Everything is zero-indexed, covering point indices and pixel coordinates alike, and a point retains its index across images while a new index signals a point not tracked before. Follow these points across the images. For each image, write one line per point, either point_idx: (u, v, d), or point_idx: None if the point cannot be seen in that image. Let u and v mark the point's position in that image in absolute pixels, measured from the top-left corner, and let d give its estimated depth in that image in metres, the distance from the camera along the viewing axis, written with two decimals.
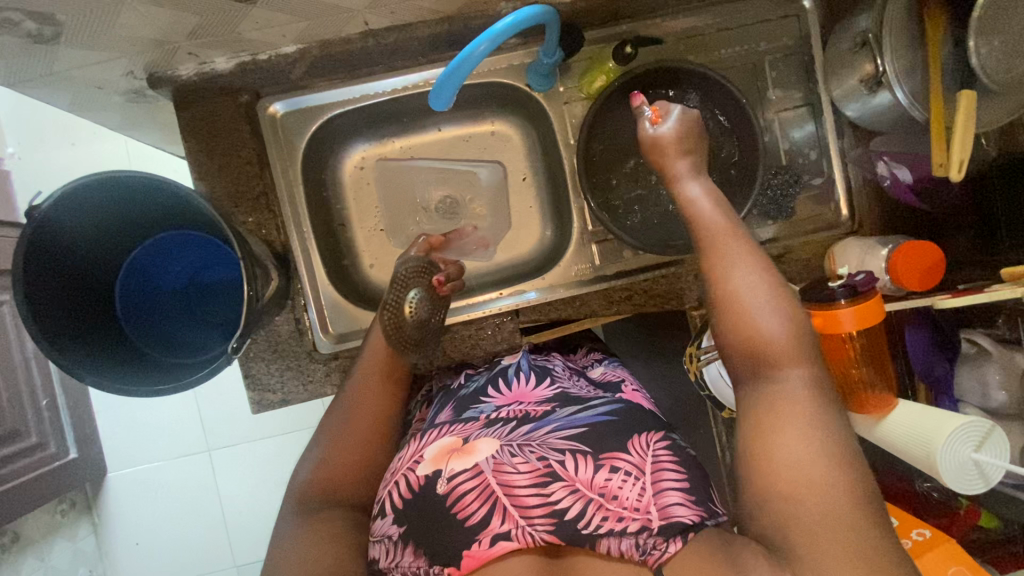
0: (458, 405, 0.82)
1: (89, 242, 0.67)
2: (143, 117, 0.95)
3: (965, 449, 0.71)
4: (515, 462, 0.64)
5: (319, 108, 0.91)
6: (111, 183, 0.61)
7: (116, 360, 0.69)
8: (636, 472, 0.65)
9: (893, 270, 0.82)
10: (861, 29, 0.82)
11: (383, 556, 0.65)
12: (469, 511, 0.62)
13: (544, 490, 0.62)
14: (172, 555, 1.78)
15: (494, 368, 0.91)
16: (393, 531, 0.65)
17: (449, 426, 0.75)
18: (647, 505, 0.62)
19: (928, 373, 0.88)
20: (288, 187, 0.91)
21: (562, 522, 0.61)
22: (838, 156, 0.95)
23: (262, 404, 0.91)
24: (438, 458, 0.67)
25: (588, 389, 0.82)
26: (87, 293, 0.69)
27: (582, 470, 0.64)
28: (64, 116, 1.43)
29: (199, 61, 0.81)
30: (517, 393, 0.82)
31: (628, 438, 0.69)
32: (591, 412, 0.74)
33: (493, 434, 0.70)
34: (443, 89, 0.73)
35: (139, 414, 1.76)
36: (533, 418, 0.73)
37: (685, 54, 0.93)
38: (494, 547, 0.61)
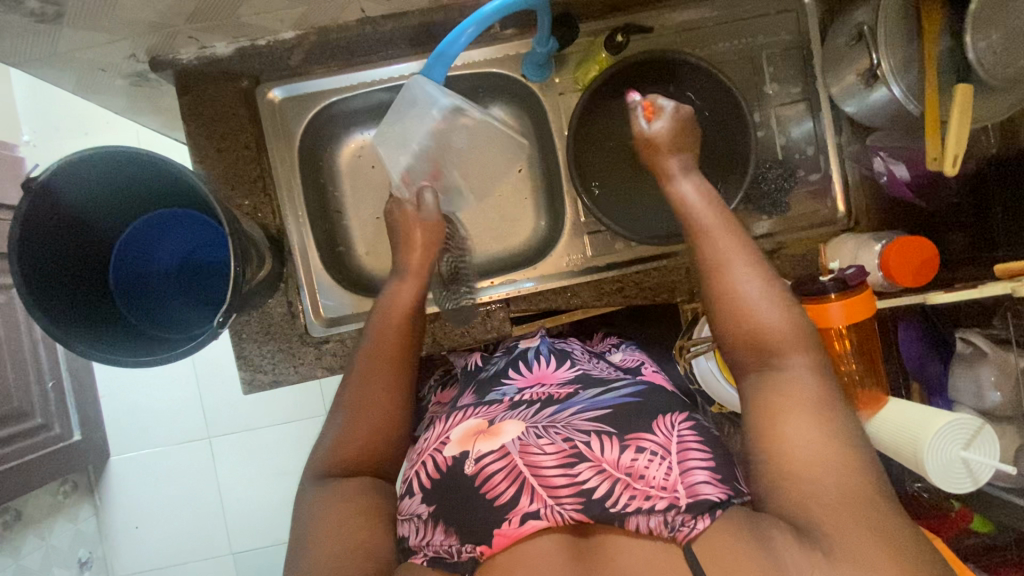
0: (480, 389, 0.85)
1: (86, 214, 0.68)
2: (146, 102, 0.98)
3: (952, 447, 0.70)
4: (541, 443, 0.66)
5: (317, 94, 0.93)
6: (103, 160, 0.62)
7: (116, 337, 0.71)
8: (662, 451, 0.66)
9: (885, 265, 0.81)
10: (857, 23, 0.82)
11: (414, 534, 0.68)
12: (498, 491, 0.64)
13: (571, 470, 0.63)
14: (170, 539, 1.81)
15: (514, 350, 0.93)
16: (423, 510, 0.68)
17: (474, 409, 0.78)
18: (674, 483, 0.62)
19: (919, 371, 0.88)
20: (284, 172, 0.92)
21: (590, 502, 0.62)
22: (835, 152, 0.94)
23: (253, 385, 0.92)
24: (465, 440, 0.71)
25: (610, 371, 0.84)
26: (81, 262, 0.71)
27: (609, 451, 0.65)
28: (78, 106, 1.47)
29: (200, 45, 0.83)
30: (538, 374, 0.84)
31: (652, 420, 0.71)
32: (614, 394, 0.76)
33: (519, 417, 0.73)
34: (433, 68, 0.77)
35: (141, 399, 1.79)
36: (557, 400, 0.76)
37: (682, 46, 0.93)
38: (525, 526, 0.62)
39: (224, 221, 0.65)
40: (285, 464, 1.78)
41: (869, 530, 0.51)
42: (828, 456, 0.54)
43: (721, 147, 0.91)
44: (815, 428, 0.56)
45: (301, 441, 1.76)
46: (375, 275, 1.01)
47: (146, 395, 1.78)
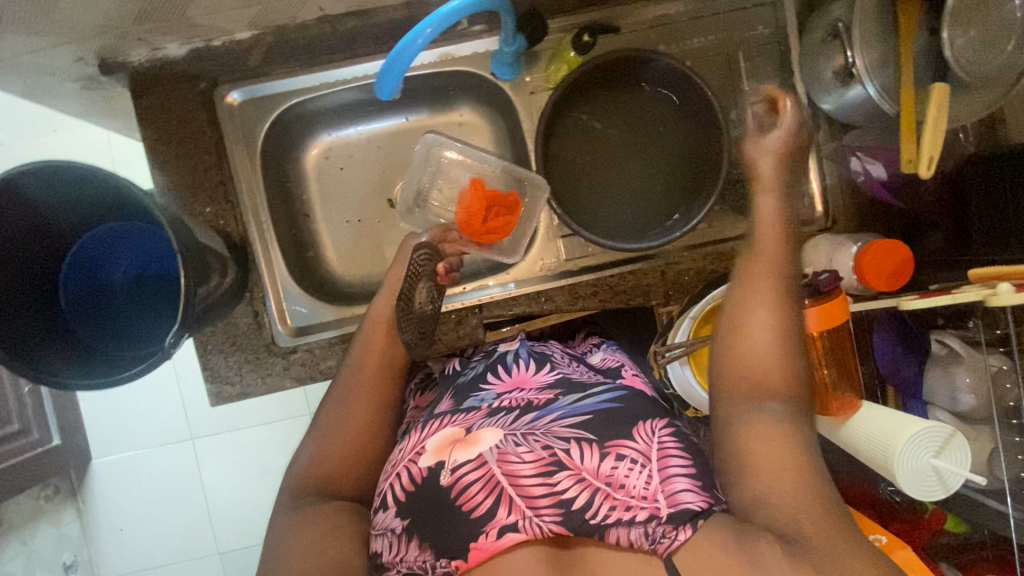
0: (457, 394, 0.81)
1: (32, 227, 0.66)
2: (101, 104, 0.94)
3: (921, 455, 0.70)
4: (520, 451, 0.63)
5: (277, 96, 0.90)
6: (48, 172, 0.60)
7: (57, 350, 0.67)
8: (642, 459, 0.64)
9: (859, 268, 0.80)
10: (833, 18, 0.80)
11: (387, 549, 0.64)
12: (475, 502, 0.61)
13: (550, 479, 0.61)
14: (157, 540, 1.80)
15: (494, 354, 0.89)
16: (397, 525, 0.64)
17: (451, 417, 0.74)
18: (654, 492, 0.60)
19: (894, 373, 0.87)
20: (247, 178, 0.89)
21: (569, 513, 0.60)
22: (813, 150, 0.92)
23: (220, 396, 0.91)
24: (441, 450, 0.67)
25: (589, 375, 0.81)
26: (28, 276, 0.68)
27: (588, 459, 0.63)
28: (20, 103, 1.35)
29: (151, 46, 0.80)
30: (517, 379, 0.81)
31: (633, 426, 0.68)
32: (594, 400, 0.72)
33: (497, 423, 0.69)
34: (387, 78, 0.72)
35: (120, 402, 1.76)
36: (537, 407, 0.72)
37: (656, 43, 0.90)
38: (502, 539, 0.60)
39: (175, 243, 0.63)
40: (270, 464, 1.77)
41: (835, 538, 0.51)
42: (802, 462, 0.55)
43: (693, 148, 0.90)
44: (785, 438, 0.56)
45: (285, 441, 1.75)
46: (345, 281, 0.98)
47: (125, 398, 1.76)
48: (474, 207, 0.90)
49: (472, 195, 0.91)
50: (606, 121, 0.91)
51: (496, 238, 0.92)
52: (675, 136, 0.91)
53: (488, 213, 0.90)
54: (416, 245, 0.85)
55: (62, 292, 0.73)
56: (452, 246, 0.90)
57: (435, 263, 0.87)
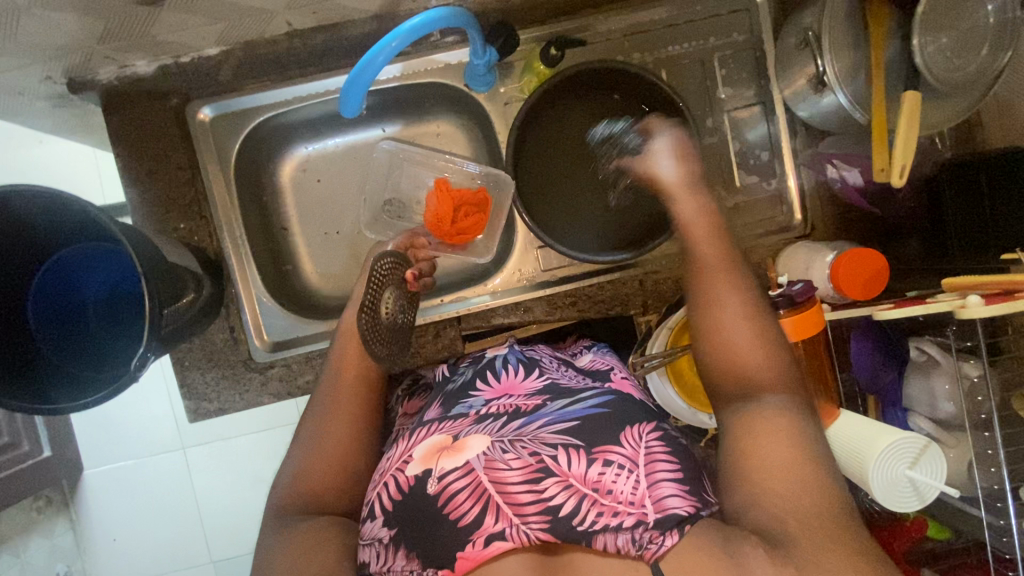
0: (445, 401, 0.79)
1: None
2: (75, 121, 0.94)
3: (897, 467, 0.69)
4: (507, 458, 0.60)
5: (248, 111, 0.88)
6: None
7: (23, 376, 0.67)
8: (630, 464, 0.60)
9: (834, 275, 0.79)
10: (805, 26, 0.79)
11: (374, 559, 0.61)
12: (462, 511, 0.58)
13: (537, 486, 0.58)
14: (150, 550, 1.80)
15: (481, 360, 0.87)
16: (384, 535, 0.61)
17: (439, 424, 0.71)
18: (642, 497, 0.57)
19: (873, 383, 0.85)
20: (220, 193, 0.89)
21: (557, 519, 0.56)
22: (790, 157, 0.92)
23: (198, 413, 0.91)
24: (427, 457, 0.64)
25: (578, 379, 0.78)
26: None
27: (575, 465, 0.60)
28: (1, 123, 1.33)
29: (120, 64, 0.79)
30: (506, 385, 0.78)
31: (620, 431, 0.64)
32: (582, 405, 0.69)
33: (484, 430, 0.66)
34: (351, 95, 0.72)
35: (111, 412, 1.77)
36: (524, 413, 0.70)
37: (631, 51, 0.90)
38: (489, 548, 0.56)
39: (135, 259, 0.61)
40: (261, 472, 1.77)
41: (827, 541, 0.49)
42: (794, 457, 0.54)
43: None
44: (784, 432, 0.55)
45: (276, 450, 1.75)
46: (322, 294, 0.97)
47: (116, 409, 1.76)
48: (442, 211, 0.90)
49: (438, 199, 0.90)
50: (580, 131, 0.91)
51: (470, 237, 0.92)
52: None
53: (458, 213, 0.90)
54: (381, 253, 0.85)
55: (32, 316, 0.73)
56: (421, 252, 0.90)
57: (404, 271, 0.87)
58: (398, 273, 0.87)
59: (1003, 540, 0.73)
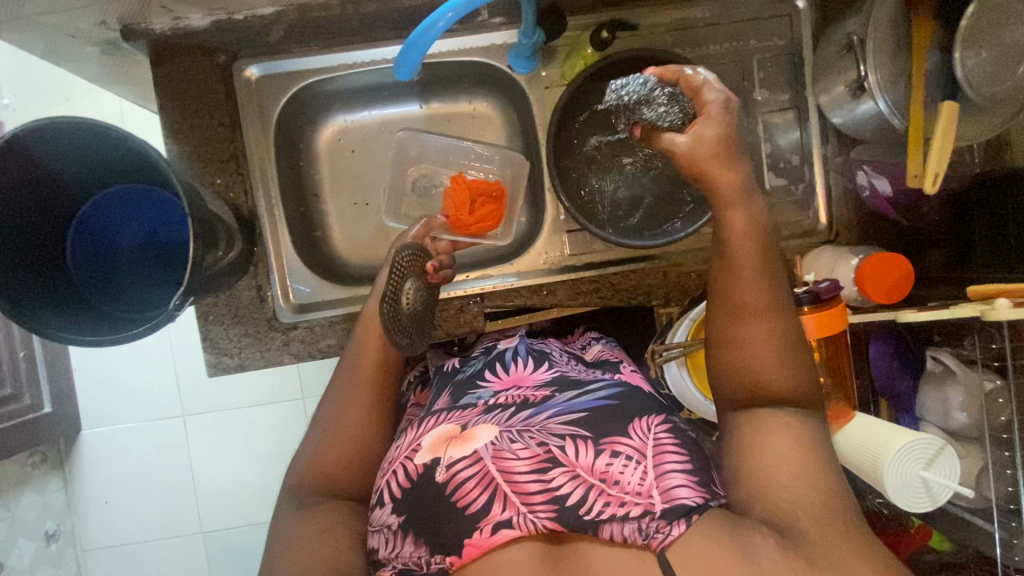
0: (454, 391, 0.81)
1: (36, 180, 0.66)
2: (120, 72, 0.94)
3: (912, 467, 0.70)
4: (515, 449, 0.63)
5: (295, 74, 0.90)
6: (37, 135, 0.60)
7: (71, 313, 0.68)
8: (637, 456, 0.63)
9: (860, 277, 0.80)
10: (847, 33, 0.81)
11: (383, 545, 0.65)
12: (470, 499, 0.61)
13: (544, 476, 0.61)
14: (141, 514, 1.80)
15: (492, 351, 0.88)
16: (392, 522, 0.65)
17: (446, 414, 0.74)
18: (649, 488, 0.60)
19: (888, 388, 0.87)
20: (259, 153, 0.89)
21: (563, 509, 0.60)
22: (820, 163, 0.94)
23: (218, 367, 0.90)
24: (436, 446, 0.66)
25: (587, 372, 0.81)
26: (34, 238, 0.69)
27: (582, 455, 0.63)
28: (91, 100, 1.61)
29: (174, 15, 0.80)
30: (515, 376, 0.80)
31: (630, 422, 0.67)
32: (591, 397, 0.71)
33: (492, 420, 0.69)
34: (407, 58, 0.73)
35: (115, 373, 1.76)
36: (532, 404, 0.72)
37: (673, 46, 0.92)
38: (496, 536, 0.59)
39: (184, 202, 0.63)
40: (259, 446, 1.77)
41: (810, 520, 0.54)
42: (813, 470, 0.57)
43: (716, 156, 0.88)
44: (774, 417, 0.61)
45: (278, 423, 1.76)
46: (349, 263, 0.98)
47: (120, 370, 1.76)
48: (459, 201, 0.92)
49: (455, 191, 0.93)
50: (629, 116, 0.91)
51: (484, 228, 0.94)
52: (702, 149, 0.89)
53: (474, 203, 0.93)
54: (400, 246, 0.83)
55: (68, 252, 0.73)
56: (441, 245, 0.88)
57: (423, 262, 0.85)
58: (418, 263, 0.85)
59: (1013, 545, 0.74)
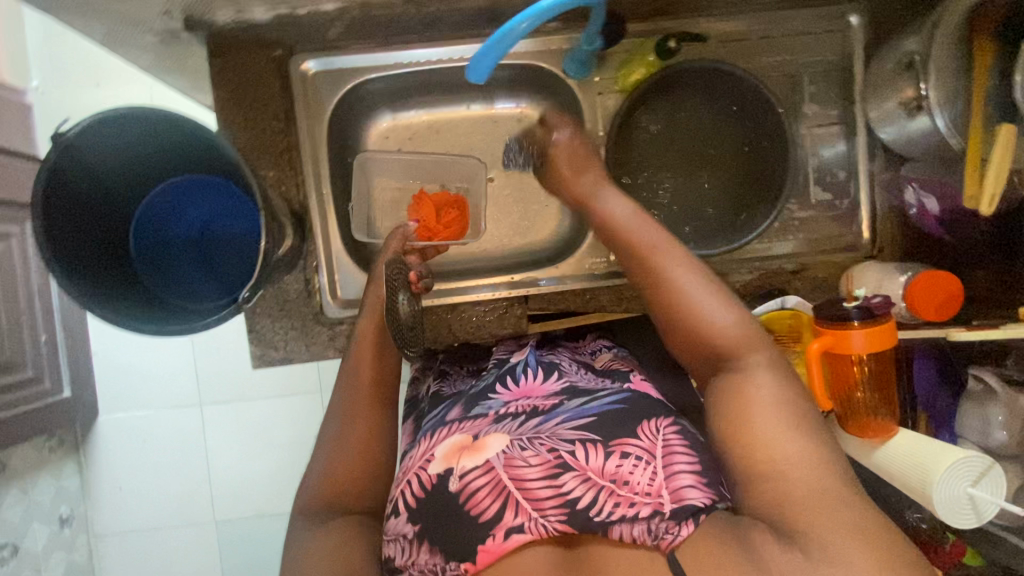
0: (466, 402, 0.80)
1: (112, 164, 0.68)
2: (174, 62, 0.95)
3: (961, 484, 0.72)
4: (526, 456, 0.64)
5: (351, 71, 0.90)
6: (107, 125, 0.62)
7: (141, 305, 0.69)
8: (646, 456, 0.65)
9: (911, 295, 0.81)
10: (906, 51, 0.82)
11: (399, 553, 0.67)
12: (482, 507, 0.63)
13: (555, 481, 0.62)
14: (155, 502, 1.80)
15: (505, 364, 0.88)
16: (408, 530, 0.67)
17: (459, 423, 0.74)
18: (659, 488, 0.62)
19: (928, 404, 0.88)
20: (312, 148, 0.89)
21: (574, 511, 0.61)
22: (867, 178, 0.94)
23: (264, 360, 0.91)
24: (448, 457, 0.68)
25: (596, 381, 0.80)
26: (101, 235, 0.70)
27: (593, 459, 0.64)
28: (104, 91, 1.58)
29: (237, 8, 0.80)
30: (525, 388, 0.79)
31: (637, 423, 0.68)
32: (600, 402, 0.72)
33: (503, 429, 0.69)
34: (481, 63, 0.72)
35: (136, 360, 1.77)
36: (542, 411, 0.72)
37: (725, 57, 0.93)
38: (508, 542, 0.61)
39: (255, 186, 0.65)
40: (275, 437, 1.77)
41: (843, 533, 0.53)
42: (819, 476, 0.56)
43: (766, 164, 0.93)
44: (775, 402, 0.60)
45: (295, 415, 1.76)
46: None
47: (141, 357, 1.76)
48: (425, 214, 0.96)
49: (418, 205, 0.97)
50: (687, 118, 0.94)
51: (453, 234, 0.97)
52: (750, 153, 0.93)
53: (440, 214, 0.96)
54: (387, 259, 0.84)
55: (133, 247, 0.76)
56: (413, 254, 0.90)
57: (407, 272, 0.86)
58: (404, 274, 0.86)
59: None
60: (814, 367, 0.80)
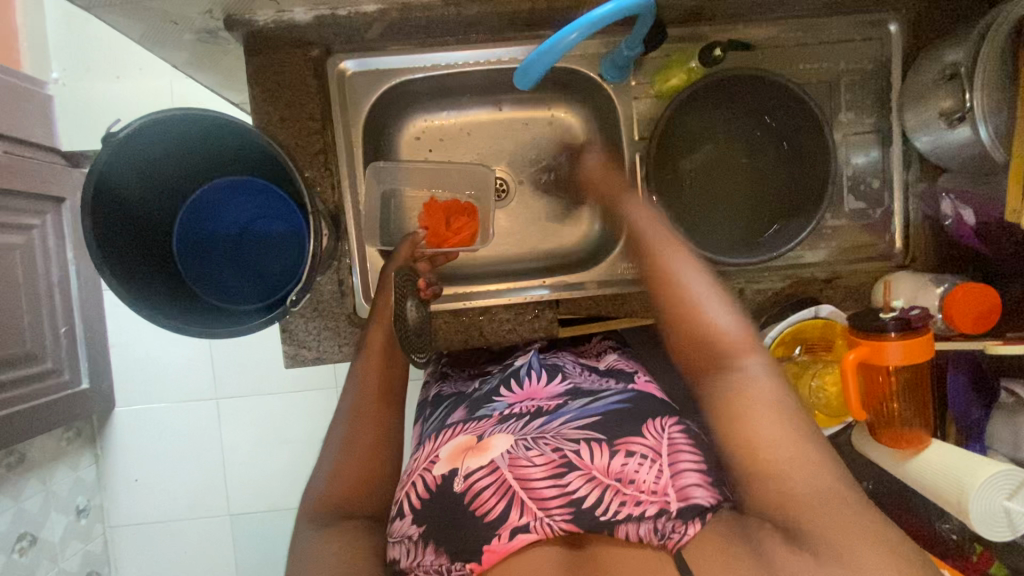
0: (471, 405, 0.81)
1: (170, 159, 0.69)
2: (208, 58, 0.94)
3: (997, 496, 0.72)
4: (531, 456, 0.66)
5: (387, 72, 0.90)
6: (148, 130, 0.62)
7: (193, 312, 0.70)
8: (653, 454, 0.65)
9: (949, 306, 0.81)
10: (950, 61, 0.81)
11: (405, 555, 0.67)
12: (488, 507, 0.64)
13: (561, 481, 0.64)
14: (170, 494, 1.80)
15: (509, 368, 0.89)
16: (413, 532, 0.67)
17: (463, 425, 0.76)
18: (665, 487, 0.62)
19: (963, 415, 0.88)
20: (348, 149, 0.90)
21: (580, 511, 0.63)
22: (900, 188, 0.94)
23: (296, 359, 0.92)
24: (454, 457, 0.70)
25: (600, 382, 0.80)
26: (142, 245, 0.71)
27: (598, 458, 0.65)
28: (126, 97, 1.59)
29: (278, 8, 0.79)
30: (529, 390, 0.81)
31: (642, 423, 0.69)
32: (603, 402, 0.73)
33: (507, 430, 0.71)
34: (530, 70, 0.74)
35: (153, 353, 1.77)
36: (545, 412, 0.74)
37: (763, 64, 0.92)
38: (513, 541, 0.63)
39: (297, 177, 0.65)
40: (290, 432, 1.78)
41: (879, 543, 0.52)
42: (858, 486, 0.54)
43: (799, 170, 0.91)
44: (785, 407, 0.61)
45: (311, 411, 1.76)
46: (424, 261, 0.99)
47: (157, 351, 1.76)
48: (433, 220, 0.95)
49: (428, 210, 0.96)
50: (719, 130, 0.94)
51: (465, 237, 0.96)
52: (786, 162, 0.93)
53: (449, 220, 0.96)
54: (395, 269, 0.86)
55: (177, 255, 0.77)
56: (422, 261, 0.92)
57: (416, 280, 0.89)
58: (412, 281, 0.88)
59: None
60: (851, 377, 0.79)
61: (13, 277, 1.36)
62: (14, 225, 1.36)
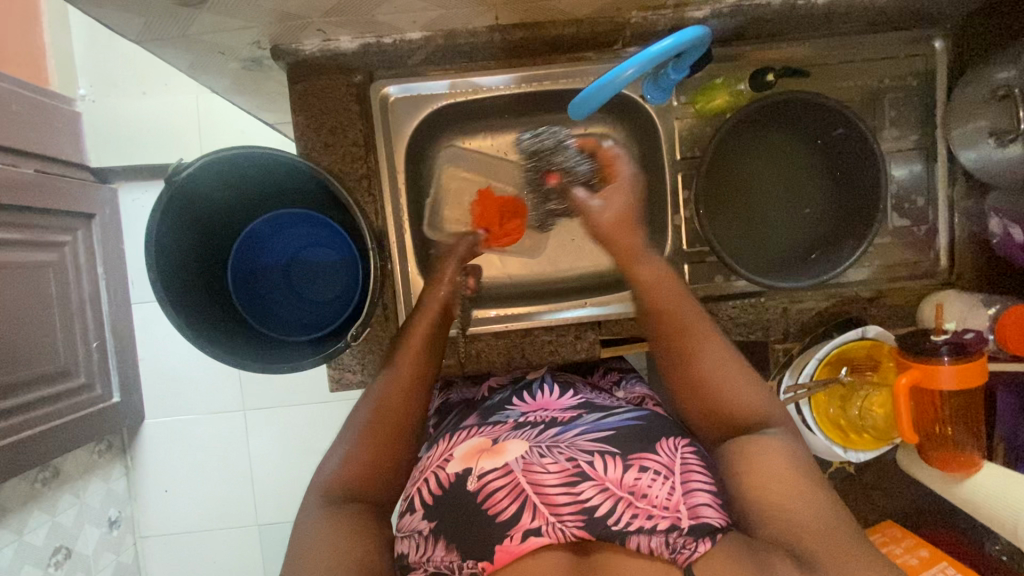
0: (483, 411, 0.81)
1: (230, 191, 0.72)
2: (251, 83, 0.94)
3: None
4: (544, 462, 0.64)
5: (430, 96, 0.90)
6: (223, 164, 0.64)
7: (250, 343, 0.72)
8: (666, 471, 0.63)
9: (1001, 328, 0.80)
10: (1001, 81, 0.79)
11: (413, 551, 0.65)
12: (500, 508, 0.61)
13: (574, 489, 0.61)
14: (199, 505, 1.81)
15: (520, 381, 0.89)
16: (424, 527, 0.65)
17: (478, 428, 0.75)
18: (677, 504, 0.60)
19: (1012, 435, 0.87)
20: (391, 170, 0.90)
21: (592, 519, 0.59)
22: (944, 205, 0.94)
23: (341, 382, 0.92)
24: (467, 458, 0.68)
25: (612, 400, 0.80)
26: (199, 276, 0.73)
27: (611, 470, 0.63)
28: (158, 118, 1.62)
29: (325, 37, 0.80)
30: (541, 402, 0.80)
31: (656, 441, 0.67)
32: (617, 418, 0.72)
33: (522, 436, 0.70)
34: (584, 104, 0.76)
35: (182, 366, 1.77)
36: (560, 423, 0.72)
37: (806, 82, 0.91)
38: (526, 543, 0.60)
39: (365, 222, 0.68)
40: (318, 444, 1.78)
41: None
42: None
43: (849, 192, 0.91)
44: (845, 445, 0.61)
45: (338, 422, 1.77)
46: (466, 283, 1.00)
47: (186, 364, 1.77)
48: (488, 212, 0.94)
49: (482, 202, 0.95)
50: (767, 154, 0.94)
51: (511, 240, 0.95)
52: (835, 186, 0.93)
53: (504, 219, 0.94)
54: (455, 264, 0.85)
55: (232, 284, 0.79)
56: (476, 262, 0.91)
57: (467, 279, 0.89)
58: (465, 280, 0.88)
59: None
60: (904, 401, 0.78)
61: (47, 293, 1.38)
62: (47, 242, 1.38)
